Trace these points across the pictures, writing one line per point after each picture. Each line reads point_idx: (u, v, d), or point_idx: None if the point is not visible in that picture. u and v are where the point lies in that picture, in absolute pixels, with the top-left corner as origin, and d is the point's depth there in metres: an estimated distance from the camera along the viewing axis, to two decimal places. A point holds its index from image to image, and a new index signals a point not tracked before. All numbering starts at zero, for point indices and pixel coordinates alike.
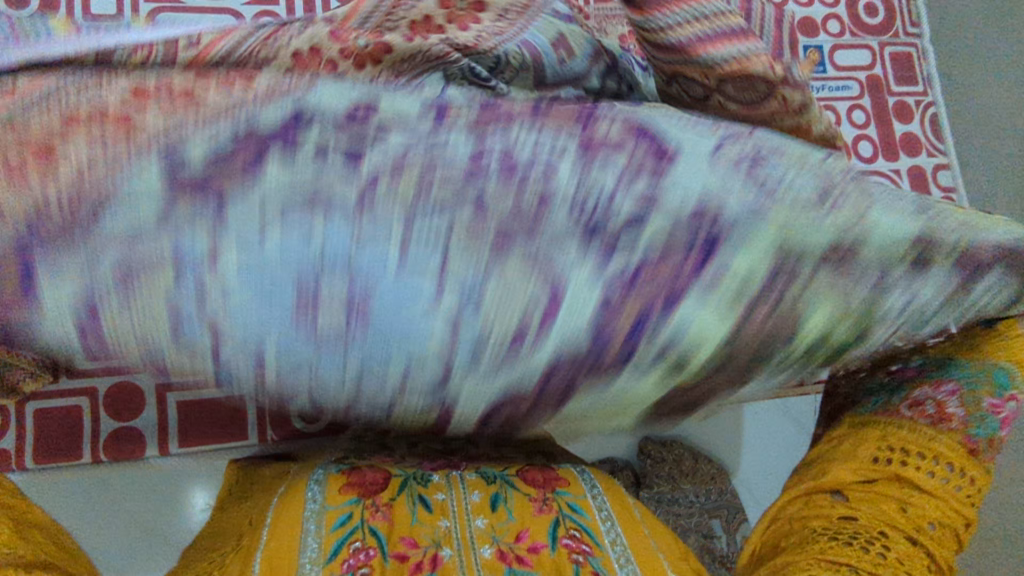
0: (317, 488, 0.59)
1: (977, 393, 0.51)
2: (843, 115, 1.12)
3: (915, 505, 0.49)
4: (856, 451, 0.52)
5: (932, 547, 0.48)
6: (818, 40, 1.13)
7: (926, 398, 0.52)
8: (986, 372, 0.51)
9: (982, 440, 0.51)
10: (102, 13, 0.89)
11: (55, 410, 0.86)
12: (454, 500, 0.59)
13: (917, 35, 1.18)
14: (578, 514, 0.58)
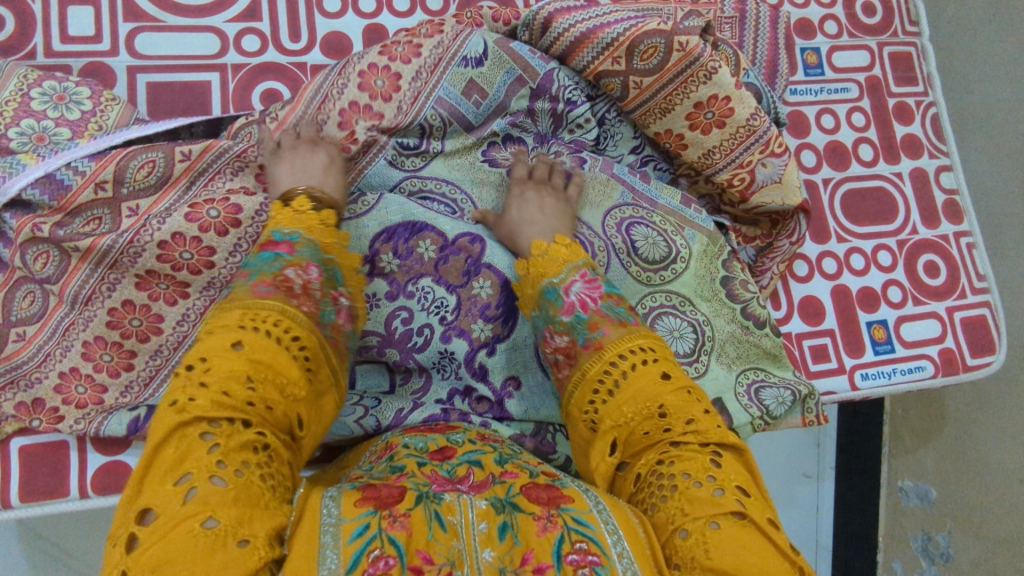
0: (332, 503, 0.50)
1: (559, 318, 0.68)
2: (843, 118, 1.10)
3: (634, 414, 0.59)
4: (580, 430, 0.63)
5: (670, 418, 0.58)
6: (816, 42, 1.11)
7: (557, 354, 0.68)
8: (546, 300, 0.70)
9: (588, 339, 0.65)
10: (80, 35, 0.86)
11: (41, 446, 0.79)
12: (463, 524, 0.50)
13: (916, 33, 1.16)
14: (585, 528, 0.50)
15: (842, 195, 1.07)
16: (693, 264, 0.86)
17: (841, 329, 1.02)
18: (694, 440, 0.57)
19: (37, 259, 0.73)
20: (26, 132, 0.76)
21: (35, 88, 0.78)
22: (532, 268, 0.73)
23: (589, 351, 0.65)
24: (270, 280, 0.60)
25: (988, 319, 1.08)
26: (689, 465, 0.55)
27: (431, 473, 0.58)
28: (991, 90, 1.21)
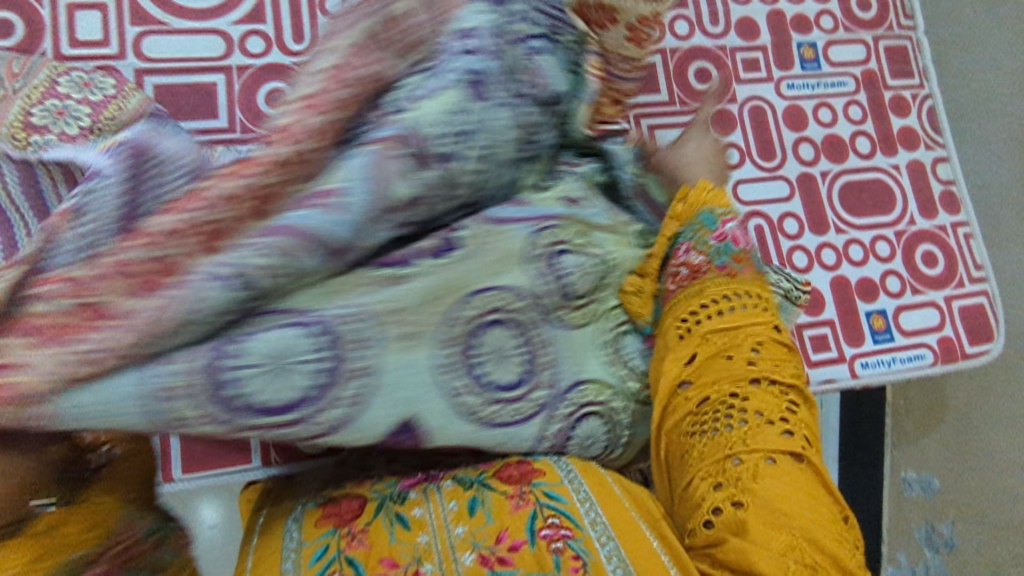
0: (295, 525, 0.65)
1: (704, 238, 0.69)
2: (840, 111, 1.11)
3: (733, 338, 0.62)
4: (669, 341, 0.65)
5: (767, 355, 0.60)
6: (812, 37, 1.12)
7: (681, 266, 0.69)
8: (697, 222, 0.71)
9: (730, 262, 0.67)
10: (88, 39, 0.88)
11: None
12: (431, 516, 0.62)
13: (911, 28, 1.17)
14: (557, 501, 0.61)
15: (840, 187, 1.09)
16: (624, 251, 0.73)
17: (841, 319, 1.03)
18: (783, 379, 0.59)
19: None
20: (48, 109, 0.77)
21: (64, 76, 0.80)
22: (686, 198, 0.74)
23: (723, 272, 0.66)
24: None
25: (986, 308, 1.09)
26: (766, 403, 0.57)
27: (400, 470, 0.70)
28: (987, 84, 1.23)
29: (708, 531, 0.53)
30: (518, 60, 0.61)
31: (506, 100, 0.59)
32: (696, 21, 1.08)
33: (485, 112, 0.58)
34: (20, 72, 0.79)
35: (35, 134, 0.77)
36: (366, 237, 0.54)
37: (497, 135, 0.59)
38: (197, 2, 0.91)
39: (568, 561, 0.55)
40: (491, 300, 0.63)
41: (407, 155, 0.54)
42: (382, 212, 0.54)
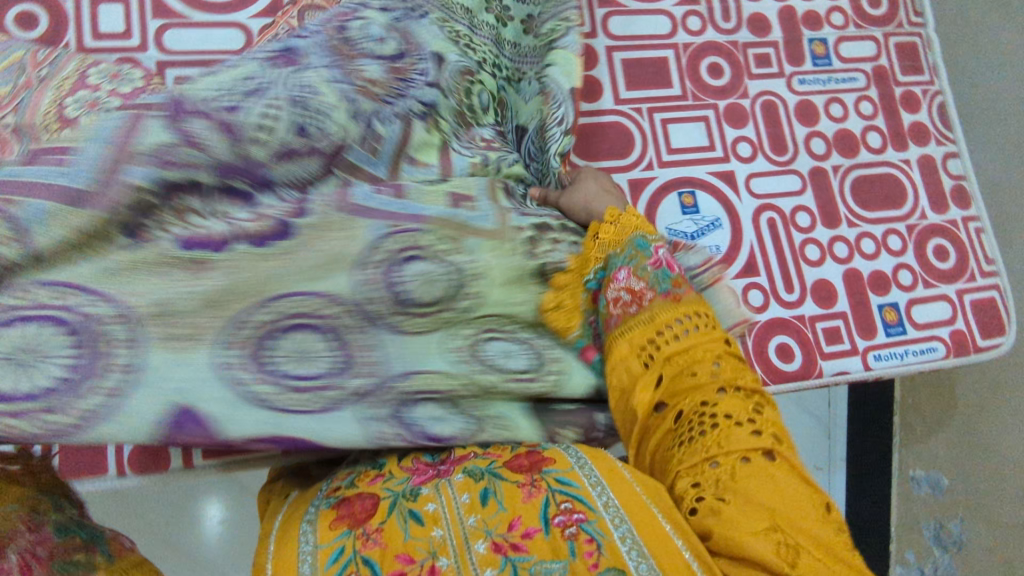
0: (310, 529, 0.59)
1: (642, 263, 0.68)
2: (851, 107, 1.12)
3: (682, 360, 0.60)
4: (626, 369, 0.63)
5: (722, 372, 0.59)
6: (823, 33, 1.13)
7: (621, 291, 0.68)
8: (631, 247, 0.70)
9: (671, 287, 0.66)
10: (110, 32, 0.89)
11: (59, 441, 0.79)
12: (444, 508, 0.57)
13: (921, 25, 1.18)
14: (568, 486, 0.57)
15: (851, 181, 1.09)
16: (494, 259, 0.70)
17: (853, 312, 1.03)
18: (739, 390, 0.57)
19: None
20: (80, 100, 0.75)
21: (92, 68, 0.79)
22: (619, 222, 0.73)
23: (667, 298, 0.65)
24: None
25: (997, 302, 1.09)
26: (731, 409, 0.55)
27: (410, 464, 0.65)
28: (993, 84, 1.25)
29: (691, 519, 0.51)
30: (320, 59, 0.69)
31: (318, 66, 0.69)
32: (708, 17, 1.10)
33: (282, 74, 0.67)
34: (49, 62, 0.79)
35: (65, 125, 0.73)
36: (126, 197, 0.59)
37: (320, 113, 0.66)
38: None
39: (584, 546, 0.51)
40: (288, 308, 0.64)
41: (164, 113, 0.61)
42: (128, 156, 0.59)
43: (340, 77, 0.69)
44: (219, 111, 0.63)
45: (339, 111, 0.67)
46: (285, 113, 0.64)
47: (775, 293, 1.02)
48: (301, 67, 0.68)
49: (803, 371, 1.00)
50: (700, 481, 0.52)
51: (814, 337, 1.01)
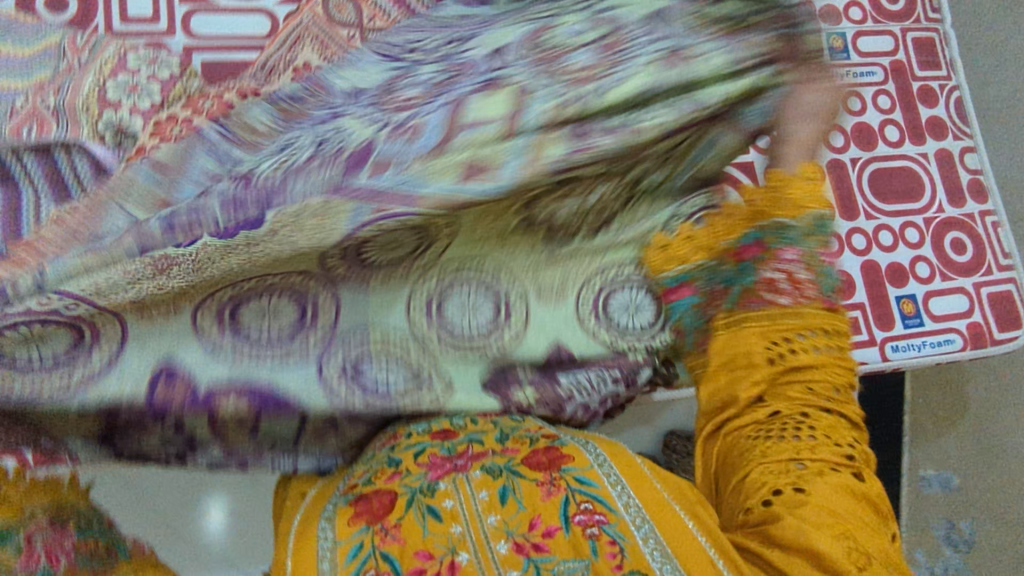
0: (327, 526, 0.58)
1: (814, 253, 0.63)
2: (869, 101, 1.12)
3: (811, 371, 0.60)
4: (750, 346, 0.63)
5: (841, 397, 0.59)
6: (841, 28, 1.14)
7: (779, 274, 0.63)
8: (811, 230, 0.64)
9: (832, 295, 0.63)
10: (138, 15, 0.89)
11: None
12: (462, 504, 0.57)
13: (939, 20, 1.18)
14: (589, 485, 0.56)
15: (869, 174, 1.10)
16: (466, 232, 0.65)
17: (871, 304, 1.04)
18: (847, 420, 0.58)
19: None
20: (121, 85, 0.76)
21: (131, 52, 0.79)
22: (788, 186, 0.64)
23: (825, 303, 0.62)
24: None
25: (1014, 295, 1.10)
26: (834, 432, 0.56)
27: (427, 459, 0.63)
28: (1008, 81, 1.26)
29: (764, 508, 0.52)
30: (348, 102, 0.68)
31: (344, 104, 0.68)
32: None
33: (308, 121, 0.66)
34: (84, 46, 0.79)
35: (108, 110, 0.74)
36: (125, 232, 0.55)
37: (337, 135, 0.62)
38: None
39: (605, 547, 0.51)
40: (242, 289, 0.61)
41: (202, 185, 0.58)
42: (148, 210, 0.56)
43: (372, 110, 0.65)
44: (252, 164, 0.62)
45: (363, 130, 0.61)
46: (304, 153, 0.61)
47: None
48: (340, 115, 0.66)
49: None
50: (780, 474, 0.53)
51: None
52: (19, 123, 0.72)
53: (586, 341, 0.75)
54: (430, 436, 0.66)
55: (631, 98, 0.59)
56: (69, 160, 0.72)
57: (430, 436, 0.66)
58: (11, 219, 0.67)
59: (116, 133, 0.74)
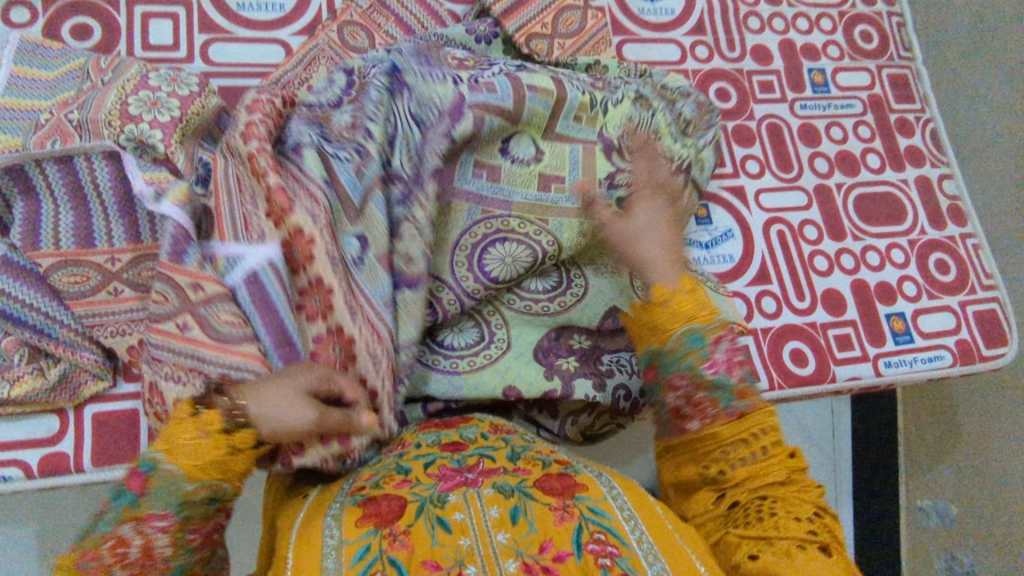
0: (333, 525, 0.56)
1: (698, 369, 0.64)
2: (850, 131, 1.19)
3: (742, 466, 0.61)
4: (683, 467, 0.65)
5: (786, 472, 0.61)
6: (821, 64, 1.21)
7: (681, 401, 0.64)
8: (684, 344, 0.64)
9: (732, 402, 0.63)
10: (159, 43, 0.94)
11: (114, 415, 0.76)
12: (472, 518, 0.54)
13: (911, 58, 1.26)
14: (602, 517, 0.55)
15: (854, 199, 1.15)
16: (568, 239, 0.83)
17: (862, 321, 1.07)
18: (800, 496, 0.59)
19: (71, 280, 0.74)
20: (142, 100, 0.78)
21: (153, 72, 0.81)
22: (651, 308, 0.67)
23: (734, 415, 0.63)
24: (100, 547, 0.55)
25: (999, 315, 1.13)
26: (790, 509, 0.58)
27: (437, 470, 0.60)
28: (980, 121, 1.35)
29: (753, 563, 0.54)
30: (415, 63, 0.82)
31: (422, 74, 0.81)
32: (714, 47, 1.17)
33: (404, 91, 0.81)
34: (109, 67, 0.82)
35: (129, 123, 0.76)
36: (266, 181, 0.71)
37: (425, 106, 0.80)
38: (263, 16, 0.98)
39: None
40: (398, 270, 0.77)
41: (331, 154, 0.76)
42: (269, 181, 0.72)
43: (434, 69, 0.82)
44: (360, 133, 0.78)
45: (446, 89, 0.80)
46: (403, 129, 0.80)
47: (787, 301, 1.06)
48: (404, 82, 0.81)
49: (817, 375, 1.02)
50: (751, 553, 0.55)
51: (829, 342, 1.05)
52: (44, 136, 0.75)
53: (637, 307, 0.84)
54: (439, 448, 0.64)
55: (622, 114, 0.88)
56: (88, 165, 0.75)
57: (439, 448, 0.64)
58: (31, 230, 0.74)
59: (136, 146, 0.76)
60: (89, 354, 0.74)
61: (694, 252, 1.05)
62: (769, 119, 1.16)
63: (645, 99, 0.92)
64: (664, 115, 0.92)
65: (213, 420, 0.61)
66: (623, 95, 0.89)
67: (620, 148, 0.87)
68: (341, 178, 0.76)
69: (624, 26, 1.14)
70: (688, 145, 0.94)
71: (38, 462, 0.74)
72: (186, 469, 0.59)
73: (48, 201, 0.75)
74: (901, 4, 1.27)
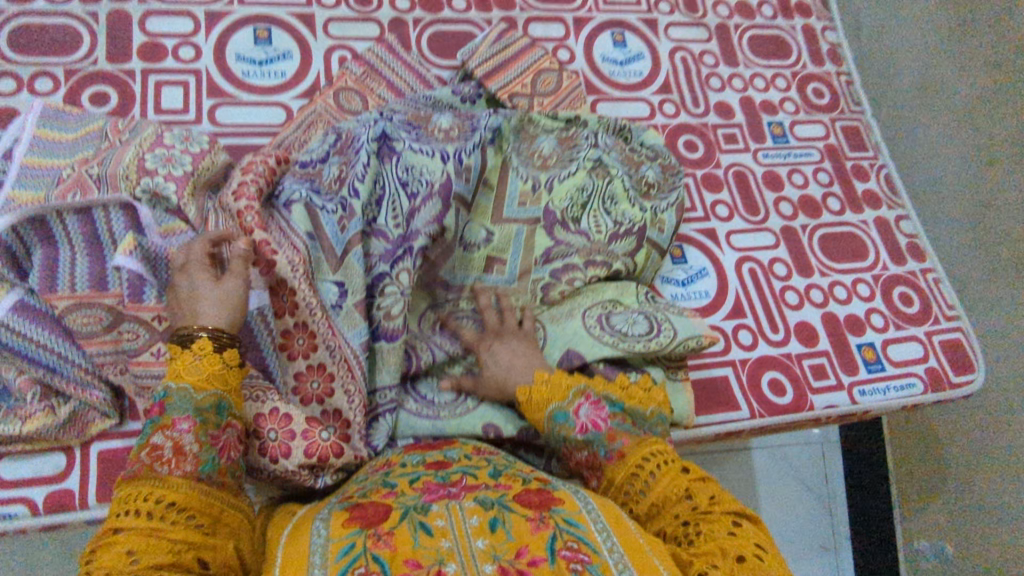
0: (321, 526, 0.60)
1: (572, 437, 0.74)
2: (810, 176, 1.28)
3: (648, 499, 0.68)
4: None
5: (688, 490, 0.67)
6: (779, 117, 1.32)
7: (580, 465, 0.75)
8: (553, 423, 0.76)
9: (608, 451, 0.72)
10: (170, 107, 1.02)
11: (120, 449, 0.79)
12: (454, 525, 0.57)
13: (860, 111, 1.37)
14: (576, 527, 0.58)
15: (819, 238, 1.23)
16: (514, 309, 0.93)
17: (835, 351, 1.12)
18: (708, 509, 0.64)
19: (82, 321, 0.77)
20: (158, 156, 0.85)
21: (167, 132, 0.89)
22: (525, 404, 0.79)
23: (613, 460, 0.71)
24: (140, 455, 0.61)
25: (964, 342, 1.19)
26: (701, 525, 0.63)
27: (422, 484, 0.63)
28: (934, 167, 1.46)
29: None
30: (407, 137, 0.93)
31: (411, 145, 0.92)
32: (680, 104, 1.28)
33: (392, 159, 0.90)
34: (126, 128, 0.90)
35: (145, 176, 0.82)
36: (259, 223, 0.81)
37: (412, 170, 0.90)
38: (267, 83, 1.08)
39: None
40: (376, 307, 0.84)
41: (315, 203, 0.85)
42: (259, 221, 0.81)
43: (425, 145, 0.93)
44: (347, 189, 0.86)
45: (434, 163, 0.91)
46: (391, 192, 0.89)
47: (762, 333, 1.12)
48: (396, 148, 0.91)
49: (795, 403, 1.06)
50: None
51: (805, 372, 1.10)
52: (64, 191, 0.80)
53: (596, 344, 0.90)
54: (425, 466, 0.67)
55: (572, 187, 1.01)
56: (106, 216, 0.81)
57: (425, 466, 0.67)
58: (48, 276, 0.78)
59: (151, 197, 0.82)
60: (98, 392, 0.78)
61: (672, 289, 1.11)
62: (737, 166, 1.25)
63: (603, 167, 1.05)
64: (622, 180, 1.05)
65: (200, 348, 0.66)
66: (577, 168, 1.03)
67: (562, 220, 1.00)
68: (327, 230, 0.83)
69: (597, 87, 1.25)
70: (643, 208, 1.04)
71: (45, 499, 0.76)
72: (195, 385, 0.65)
73: (66, 249, 0.80)
74: (848, 64, 1.40)
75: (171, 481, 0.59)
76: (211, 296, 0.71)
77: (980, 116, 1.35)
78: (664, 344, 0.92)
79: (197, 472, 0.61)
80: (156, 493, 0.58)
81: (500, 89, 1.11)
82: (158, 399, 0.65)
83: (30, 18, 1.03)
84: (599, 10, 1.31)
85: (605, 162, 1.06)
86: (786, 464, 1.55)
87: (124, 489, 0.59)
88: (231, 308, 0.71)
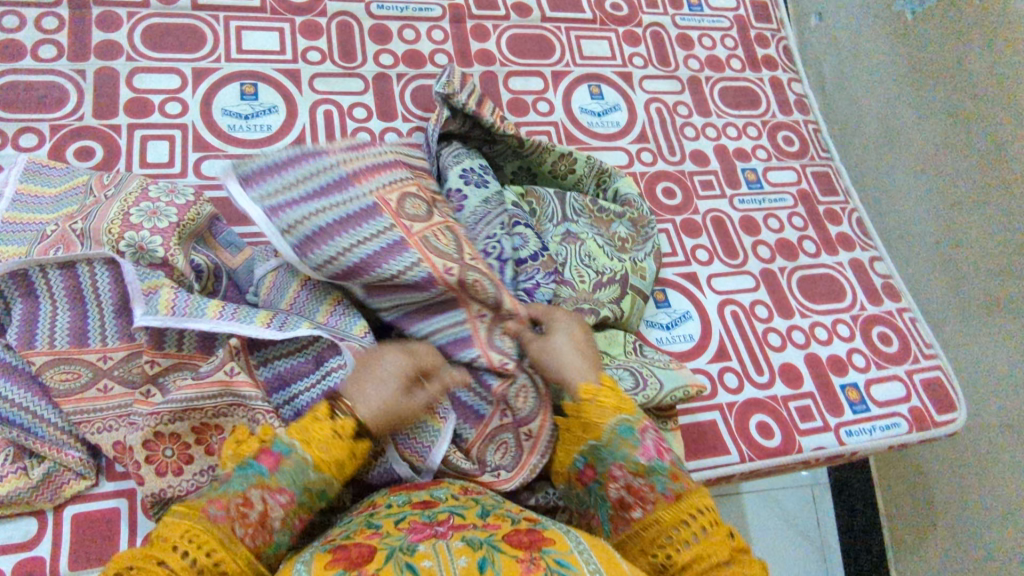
0: (304, 568, 0.57)
1: (633, 457, 0.71)
2: (785, 221, 1.32)
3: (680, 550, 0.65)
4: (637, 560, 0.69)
5: (732, 552, 0.64)
6: (752, 164, 1.36)
7: (623, 491, 0.71)
8: (616, 436, 0.73)
9: (665, 486, 0.69)
10: (156, 161, 1.03)
11: (97, 512, 0.76)
12: (441, 565, 0.54)
13: (830, 157, 1.43)
14: (566, 569, 0.55)
15: (797, 280, 1.26)
16: None
17: (819, 392, 1.13)
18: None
19: (63, 378, 0.75)
20: (144, 210, 0.85)
21: (152, 185, 0.89)
22: (580, 414, 0.75)
23: (668, 498, 0.69)
24: (228, 503, 0.61)
25: (944, 380, 1.21)
26: None
27: (408, 525, 0.61)
28: (904, 208, 1.51)
29: None
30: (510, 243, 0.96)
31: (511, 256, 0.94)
32: (657, 152, 1.32)
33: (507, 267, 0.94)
34: (111, 182, 0.89)
35: (129, 230, 0.82)
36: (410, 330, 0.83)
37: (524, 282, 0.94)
38: (252, 136, 1.09)
39: None
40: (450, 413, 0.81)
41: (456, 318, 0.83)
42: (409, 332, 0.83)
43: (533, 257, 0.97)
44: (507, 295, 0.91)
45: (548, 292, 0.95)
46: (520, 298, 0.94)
47: (747, 375, 1.12)
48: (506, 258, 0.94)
49: (784, 446, 1.06)
50: None
51: (793, 415, 1.10)
52: (49, 246, 0.80)
53: None
54: (410, 505, 0.66)
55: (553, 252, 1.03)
56: (89, 272, 0.79)
57: (410, 506, 0.65)
58: (27, 331, 0.76)
59: (136, 252, 0.81)
60: (74, 452, 0.75)
61: (657, 332, 1.12)
62: (715, 211, 1.29)
63: (573, 236, 1.06)
64: (595, 240, 1.07)
65: (342, 427, 0.67)
66: (550, 238, 1.05)
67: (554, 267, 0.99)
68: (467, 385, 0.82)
69: (576, 137, 1.29)
70: (622, 260, 1.07)
71: (12, 567, 0.73)
72: (317, 464, 0.64)
73: (46, 302, 0.78)
74: (815, 114, 1.47)
75: (236, 546, 0.59)
76: (381, 386, 0.71)
77: (945, 159, 1.41)
78: (653, 396, 0.91)
79: (261, 550, 0.62)
80: (222, 560, 0.58)
81: (495, 120, 1.10)
82: (275, 449, 0.64)
83: (17, 75, 1.04)
84: (575, 65, 1.37)
85: (574, 231, 1.07)
86: (777, 509, 1.54)
87: (193, 525, 0.58)
88: (383, 397, 0.70)
